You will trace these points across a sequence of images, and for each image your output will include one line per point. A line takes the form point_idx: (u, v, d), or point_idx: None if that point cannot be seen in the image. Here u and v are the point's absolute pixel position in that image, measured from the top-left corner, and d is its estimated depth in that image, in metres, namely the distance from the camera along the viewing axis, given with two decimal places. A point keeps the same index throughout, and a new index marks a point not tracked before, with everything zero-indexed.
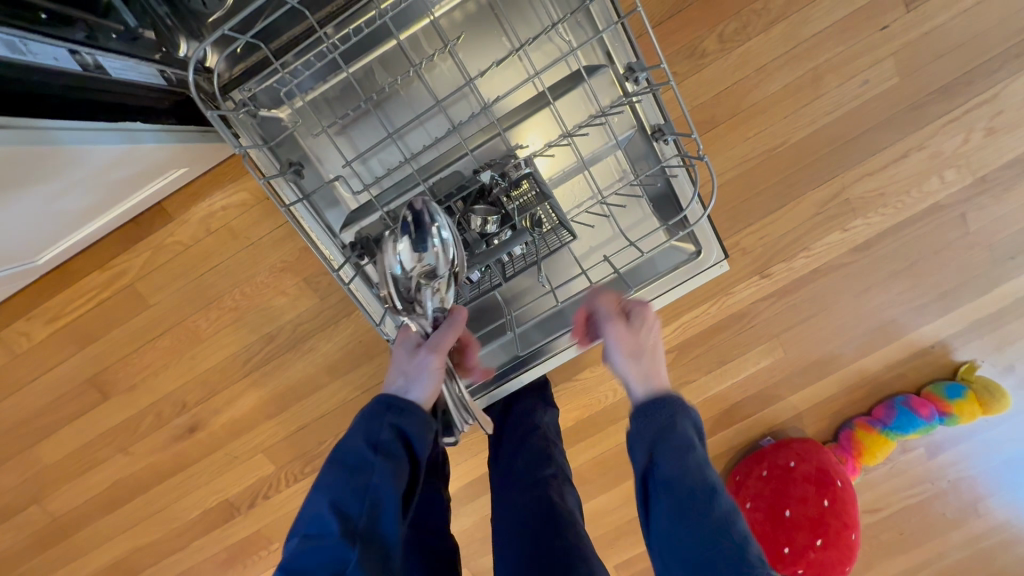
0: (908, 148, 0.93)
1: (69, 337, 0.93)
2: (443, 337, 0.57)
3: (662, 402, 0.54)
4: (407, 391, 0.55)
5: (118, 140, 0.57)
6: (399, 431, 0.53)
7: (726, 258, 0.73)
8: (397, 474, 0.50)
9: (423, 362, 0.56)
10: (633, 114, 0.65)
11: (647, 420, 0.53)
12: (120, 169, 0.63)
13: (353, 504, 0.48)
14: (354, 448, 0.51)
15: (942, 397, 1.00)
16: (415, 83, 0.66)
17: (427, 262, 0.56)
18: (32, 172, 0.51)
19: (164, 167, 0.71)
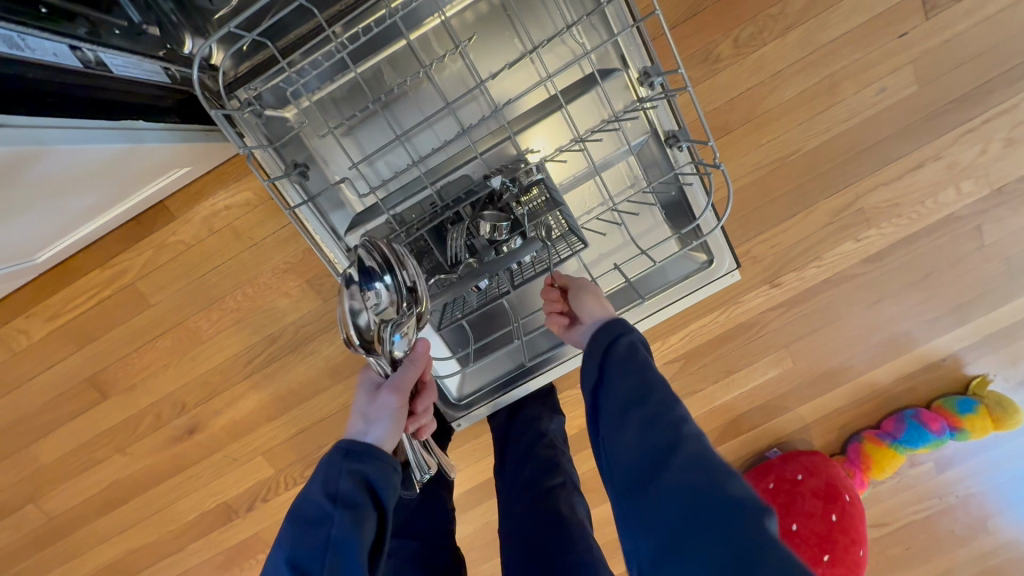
0: (925, 158, 0.91)
1: (69, 335, 0.92)
2: (406, 375, 0.56)
3: (605, 326, 0.56)
4: (365, 433, 0.54)
5: (121, 139, 0.55)
6: (358, 479, 0.50)
7: (738, 267, 0.72)
8: (358, 525, 0.48)
9: (385, 402, 0.55)
10: (648, 120, 0.64)
11: (593, 346, 0.56)
12: (117, 168, 0.61)
13: (313, 560, 0.46)
14: (312, 502, 0.49)
15: (953, 411, 0.99)
16: (425, 84, 0.65)
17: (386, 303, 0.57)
18: (27, 172, 0.49)
19: (164, 167, 0.69)
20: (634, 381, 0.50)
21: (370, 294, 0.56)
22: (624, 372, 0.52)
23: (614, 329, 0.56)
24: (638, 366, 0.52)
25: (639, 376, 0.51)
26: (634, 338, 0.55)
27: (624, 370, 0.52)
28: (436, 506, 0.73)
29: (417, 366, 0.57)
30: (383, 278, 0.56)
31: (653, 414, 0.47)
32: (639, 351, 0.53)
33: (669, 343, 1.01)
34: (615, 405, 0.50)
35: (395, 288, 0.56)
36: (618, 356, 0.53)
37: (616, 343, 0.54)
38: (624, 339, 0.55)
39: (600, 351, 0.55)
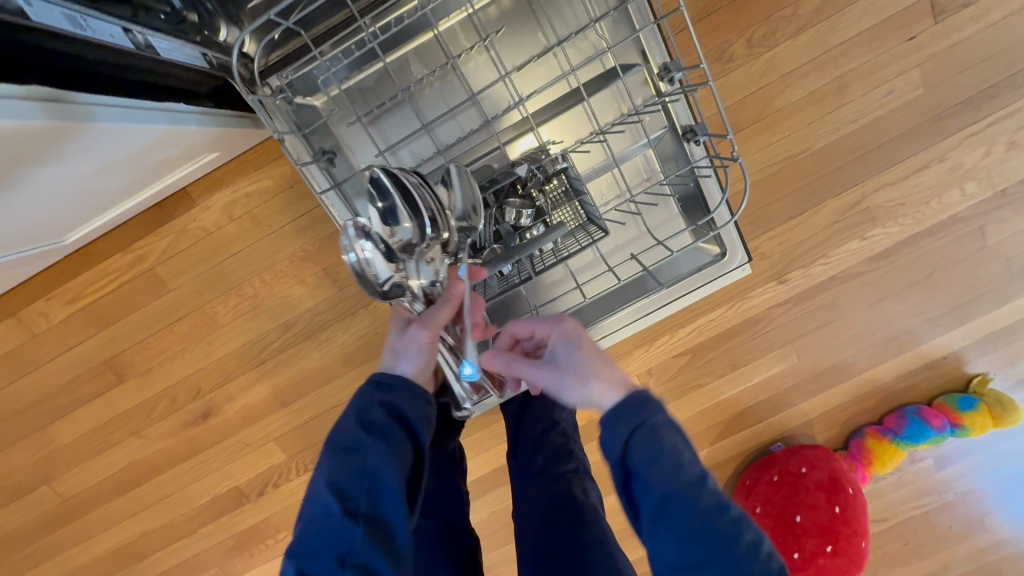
0: (930, 159, 0.93)
1: (88, 318, 0.93)
2: (436, 315, 0.56)
3: (634, 403, 0.49)
4: (396, 366, 0.56)
5: (162, 121, 0.58)
6: (389, 409, 0.53)
7: (749, 261, 0.74)
8: (391, 451, 0.51)
9: (414, 337, 0.56)
10: (666, 114, 0.66)
11: (617, 424, 0.49)
12: (157, 150, 0.64)
13: (351, 486, 0.49)
14: (347, 433, 0.52)
15: (953, 408, 1.00)
16: (450, 76, 0.66)
17: (400, 239, 0.57)
18: (80, 149, 0.53)
19: (194, 151, 0.71)
20: (670, 484, 0.47)
21: (390, 238, 0.57)
22: (659, 475, 0.47)
23: (635, 414, 0.49)
24: (669, 458, 0.48)
25: (675, 478, 0.47)
26: (658, 421, 0.49)
27: (657, 472, 0.47)
28: (454, 495, 0.72)
29: (450, 307, 0.56)
30: (403, 215, 0.56)
31: (697, 526, 0.46)
32: (666, 436, 0.48)
33: (677, 337, 1.03)
34: (653, 507, 0.47)
35: (418, 222, 0.56)
36: (645, 450, 0.48)
37: (640, 435, 0.48)
38: (649, 429, 0.48)
39: (627, 445, 0.48)
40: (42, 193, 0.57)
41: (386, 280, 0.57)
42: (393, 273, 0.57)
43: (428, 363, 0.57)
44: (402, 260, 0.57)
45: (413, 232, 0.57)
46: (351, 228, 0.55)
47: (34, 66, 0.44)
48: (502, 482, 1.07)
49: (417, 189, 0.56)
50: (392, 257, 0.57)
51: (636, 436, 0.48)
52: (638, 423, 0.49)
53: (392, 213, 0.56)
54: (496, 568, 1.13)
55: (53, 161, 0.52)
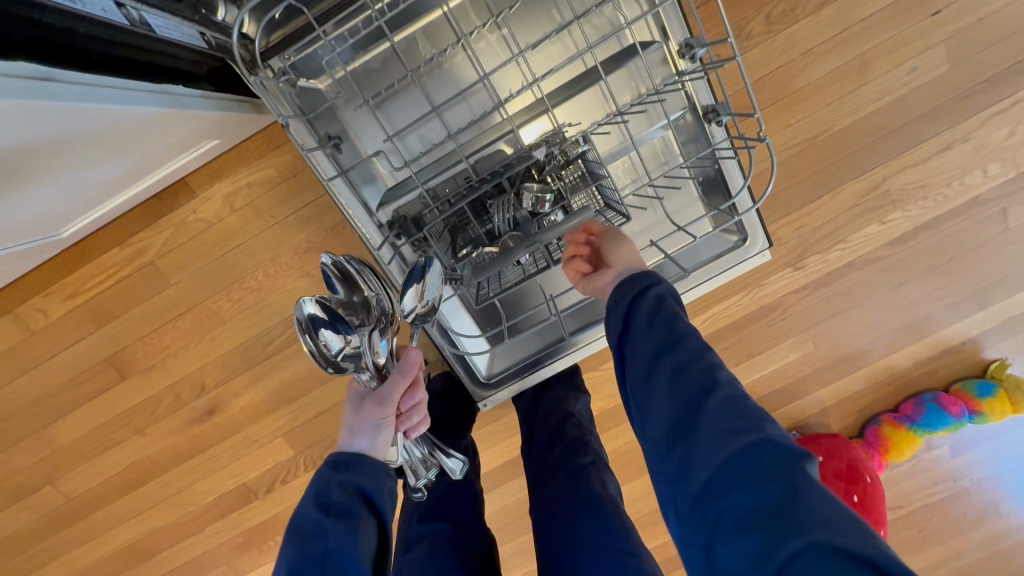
0: (953, 139, 0.90)
1: (88, 315, 0.90)
2: (392, 388, 0.53)
3: (639, 273, 0.57)
4: (352, 443, 0.53)
5: (162, 104, 0.55)
6: (349, 488, 0.50)
7: (769, 247, 0.71)
8: (355, 529, 0.48)
9: (368, 413, 0.53)
10: (686, 95, 0.63)
11: (623, 291, 0.57)
12: (156, 136, 0.62)
13: (312, 572, 0.46)
14: (305, 516, 0.49)
15: (971, 395, 0.98)
16: (460, 56, 0.63)
17: (349, 314, 0.56)
18: (76, 135, 0.50)
19: (193, 138, 0.68)
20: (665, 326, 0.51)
21: (340, 310, 0.56)
22: (655, 320, 0.52)
23: (637, 279, 0.56)
24: (670, 315, 0.52)
25: (667, 324, 0.51)
26: (665, 289, 0.55)
27: (652, 317, 0.53)
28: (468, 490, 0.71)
29: (406, 377, 0.53)
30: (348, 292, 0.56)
31: (679, 358, 0.48)
32: (668, 300, 0.54)
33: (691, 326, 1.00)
34: (645, 356, 0.50)
35: (365, 300, 0.57)
36: (647, 302, 0.54)
37: (644, 291, 0.55)
38: (654, 288, 0.55)
39: (629, 297, 0.55)
40: (31, 190, 0.55)
41: (338, 351, 0.56)
42: (345, 344, 0.56)
43: (387, 441, 0.54)
44: (353, 333, 0.56)
45: (361, 306, 0.57)
46: (306, 296, 0.54)
47: (27, 38, 0.41)
48: (513, 474, 1.05)
49: (362, 271, 0.56)
50: (342, 327, 0.56)
51: (638, 297, 0.55)
52: (638, 288, 0.56)
53: (338, 288, 0.56)
54: (508, 561, 1.12)
55: (51, 148, 0.49)
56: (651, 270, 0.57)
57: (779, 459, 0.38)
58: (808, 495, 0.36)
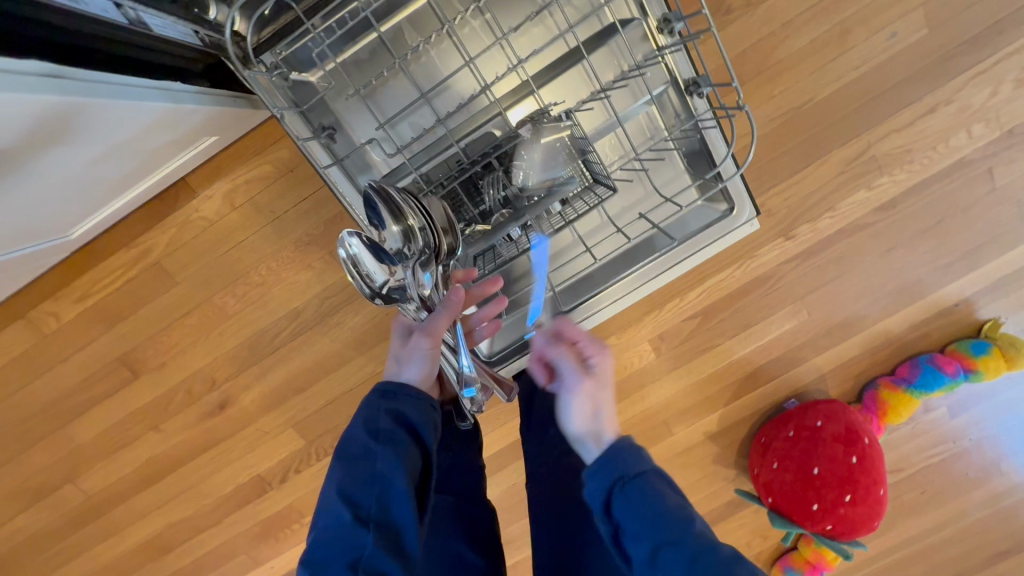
0: (937, 102, 0.92)
1: (98, 317, 0.93)
2: (436, 321, 0.53)
3: (614, 450, 0.50)
4: (399, 373, 0.55)
5: (160, 100, 0.57)
6: (396, 417, 0.51)
7: (756, 216, 0.73)
8: (402, 456, 0.48)
9: (416, 347, 0.54)
10: (666, 69, 0.64)
11: (597, 482, 0.49)
12: (157, 132, 0.64)
13: (359, 494, 0.46)
14: (355, 439, 0.49)
15: (967, 354, 0.99)
16: (446, 42, 0.65)
17: (393, 247, 0.56)
18: (81, 131, 0.52)
19: (191, 134, 0.70)
20: (661, 534, 0.46)
21: (381, 245, 0.56)
22: (643, 515, 0.47)
23: (613, 466, 0.49)
24: (658, 507, 0.47)
25: (660, 527, 0.46)
26: (645, 469, 0.49)
27: (637, 511, 0.47)
28: (469, 464, 0.69)
29: (451, 313, 0.53)
30: (388, 223, 0.54)
31: (689, 559, 0.45)
32: (650, 486, 0.48)
33: (687, 300, 1.03)
34: (646, 557, 0.47)
35: (406, 231, 0.54)
36: (633, 500, 0.47)
37: (624, 487, 0.48)
38: (629, 481, 0.48)
39: (607, 498, 0.49)
40: (42, 182, 0.57)
41: (382, 284, 0.58)
42: (389, 277, 0.58)
43: (432, 370, 0.55)
44: (398, 266, 0.57)
45: (403, 240, 0.55)
46: (347, 230, 0.56)
47: (30, 37, 0.43)
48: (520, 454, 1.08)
49: (403, 201, 0.54)
50: (384, 259, 0.57)
51: (615, 489, 0.48)
52: (615, 476, 0.49)
53: (379, 218, 0.55)
54: (519, 539, 1.15)
55: (55, 142, 0.51)
56: (625, 437, 0.51)
57: None
58: None
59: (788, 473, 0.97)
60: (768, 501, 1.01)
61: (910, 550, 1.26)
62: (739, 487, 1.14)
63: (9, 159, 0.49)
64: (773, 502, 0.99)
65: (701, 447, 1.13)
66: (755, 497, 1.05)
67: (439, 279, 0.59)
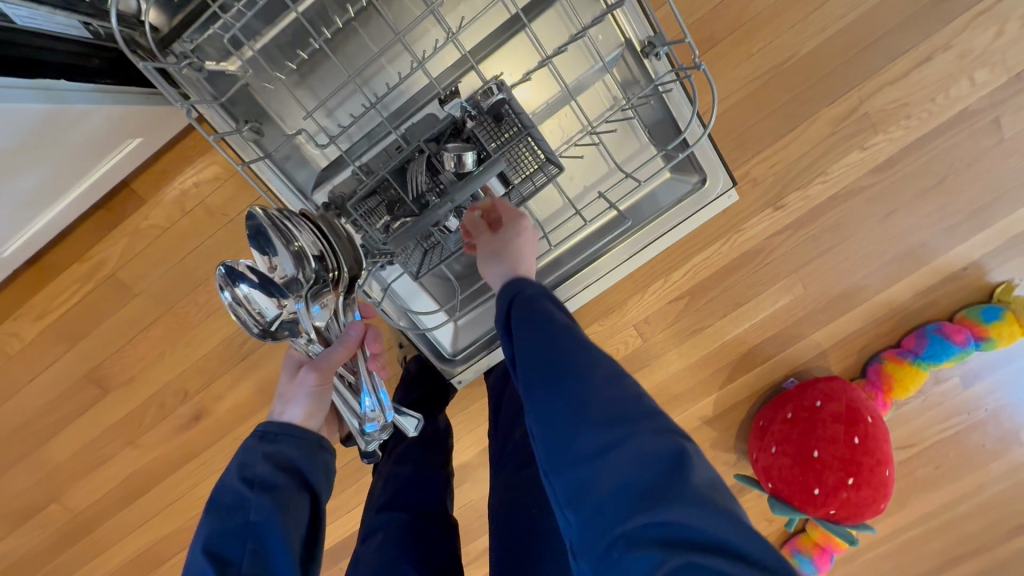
0: (933, 49, 0.84)
1: (60, 334, 0.91)
2: (332, 356, 0.55)
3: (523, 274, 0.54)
4: (284, 413, 0.56)
5: (41, 101, 0.55)
6: (275, 461, 0.52)
7: (734, 187, 0.67)
8: (278, 504, 0.50)
9: (304, 382, 0.55)
10: (618, 28, 0.57)
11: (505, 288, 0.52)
12: (56, 140, 0.61)
13: (232, 547, 0.48)
14: (229, 489, 0.50)
15: (977, 321, 0.92)
16: (375, 18, 0.59)
17: (284, 276, 0.53)
18: None
19: (102, 138, 0.66)
20: (548, 340, 0.46)
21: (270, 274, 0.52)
22: (531, 315, 0.48)
23: (517, 282, 0.52)
24: (549, 321, 0.48)
25: (541, 331, 0.47)
26: (544, 296, 0.51)
27: (528, 312, 0.49)
28: (432, 474, 0.68)
29: (344, 349, 0.55)
30: (278, 250, 0.51)
31: (567, 349, 0.45)
32: (542, 299, 0.50)
33: (672, 281, 0.97)
34: (525, 354, 0.46)
35: (296, 256, 0.52)
36: (527, 314, 0.48)
37: (520, 304, 0.50)
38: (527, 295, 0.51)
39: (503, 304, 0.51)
40: None
41: (274, 319, 0.55)
42: (280, 311, 0.55)
43: (319, 408, 0.56)
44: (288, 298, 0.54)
45: (296, 270, 0.52)
46: (225, 263, 0.52)
47: None
48: None
49: (301, 227, 0.52)
50: (275, 293, 0.54)
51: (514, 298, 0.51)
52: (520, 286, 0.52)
53: (268, 247, 0.52)
54: None
55: None
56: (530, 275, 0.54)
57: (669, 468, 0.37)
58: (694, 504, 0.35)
59: (786, 456, 0.92)
60: (768, 487, 0.96)
61: (926, 527, 1.20)
62: (740, 472, 1.09)
63: None
64: (774, 487, 0.94)
65: (698, 433, 1.08)
66: (756, 482, 1.00)
67: (336, 310, 0.57)
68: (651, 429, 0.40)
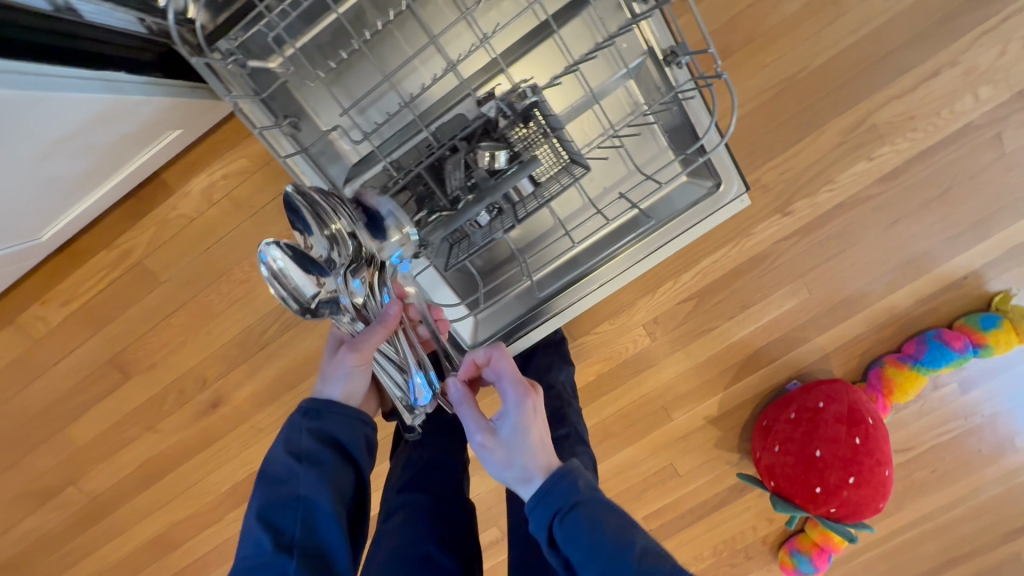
0: (939, 65, 0.87)
1: (86, 319, 0.93)
2: (370, 336, 0.55)
3: (554, 483, 0.48)
4: (325, 391, 0.58)
5: (102, 90, 0.57)
6: (319, 436, 0.56)
7: (747, 192, 0.70)
8: (324, 476, 0.53)
9: (343, 361, 0.57)
10: (642, 37, 0.60)
11: (542, 505, 0.48)
12: (108, 131, 0.64)
13: (284, 517, 0.52)
14: (278, 462, 0.54)
15: (976, 328, 0.94)
16: (410, 22, 0.62)
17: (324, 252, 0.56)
18: (24, 124, 0.53)
19: (149, 128, 0.69)
20: (603, 565, 0.45)
21: (307, 249, 0.55)
22: (584, 544, 0.46)
23: (557, 496, 0.48)
24: (600, 536, 0.46)
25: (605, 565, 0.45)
26: (582, 497, 0.48)
27: (579, 537, 0.46)
28: (450, 459, 0.70)
29: (383, 329, 0.55)
30: (319, 228, 0.55)
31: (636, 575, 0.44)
32: (591, 513, 0.47)
33: (682, 282, 1.00)
34: None
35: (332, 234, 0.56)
36: (573, 532, 0.46)
37: (561, 520, 0.47)
38: (570, 513, 0.47)
39: (547, 527, 0.48)
40: None
41: (313, 297, 0.55)
42: (320, 289, 0.56)
43: (358, 385, 0.58)
44: (329, 276, 0.56)
45: (334, 244, 0.56)
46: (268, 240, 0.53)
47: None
48: None
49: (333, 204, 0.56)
50: (313, 271, 0.55)
51: (559, 517, 0.47)
52: (561, 497, 0.48)
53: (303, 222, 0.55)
54: None
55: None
56: (560, 483, 0.48)
57: None
58: None
59: (789, 455, 0.94)
60: (770, 485, 0.98)
61: (922, 530, 1.23)
62: (743, 471, 1.12)
63: None
64: (776, 486, 0.97)
65: (703, 432, 1.10)
66: (758, 481, 1.02)
67: (376, 287, 0.59)
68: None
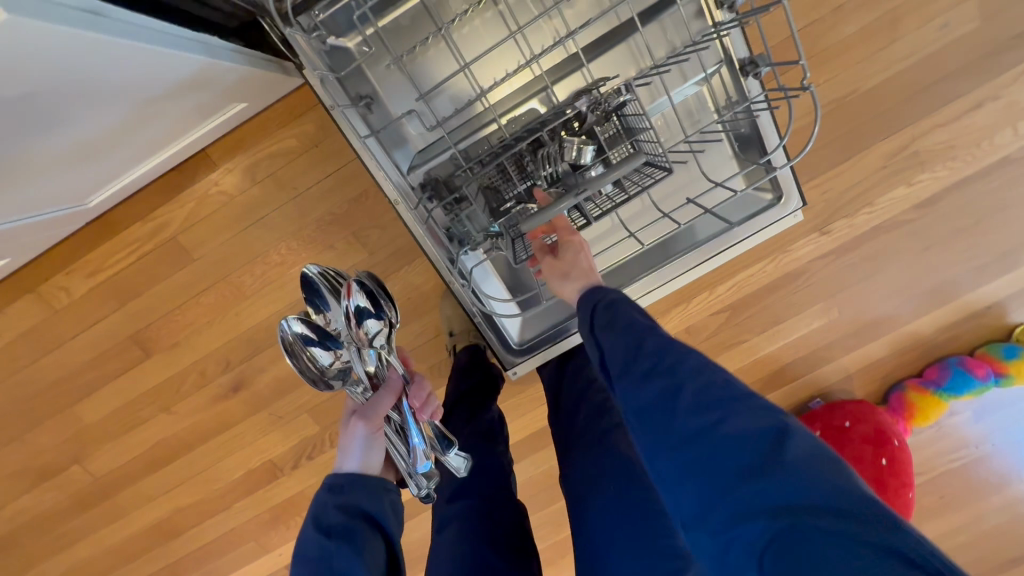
0: (983, 98, 0.89)
1: (111, 292, 0.90)
2: (378, 404, 0.53)
3: (596, 290, 0.54)
4: (342, 464, 0.52)
5: (202, 53, 0.57)
6: (349, 509, 0.50)
7: (802, 208, 0.70)
8: (359, 551, 0.48)
9: (353, 431, 0.52)
10: (722, 48, 0.61)
11: (588, 300, 0.53)
12: (186, 97, 0.63)
13: None
14: (309, 542, 0.48)
15: (998, 358, 0.96)
16: (491, 12, 0.61)
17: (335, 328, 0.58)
18: (132, 80, 0.53)
19: (218, 100, 0.69)
20: (631, 335, 0.47)
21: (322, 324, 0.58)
22: (614, 322, 0.49)
23: (597, 293, 0.53)
24: (632, 319, 0.48)
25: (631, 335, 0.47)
26: (619, 298, 0.52)
27: (613, 320, 0.49)
28: (492, 460, 0.69)
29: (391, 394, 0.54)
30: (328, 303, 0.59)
31: (658, 348, 0.45)
32: (624, 305, 0.51)
33: (716, 294, 1.00)
34: (619, 360, 0.46)
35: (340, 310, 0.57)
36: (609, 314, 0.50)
37: (601, 307, 0.52)
38: (607, 304, 0.51)
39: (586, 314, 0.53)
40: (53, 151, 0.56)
41: (328, 366, 0.57)
42: (334, 359, 0.57)
43: (373, 455, 0.53)
44: (341, 347, 0.57)
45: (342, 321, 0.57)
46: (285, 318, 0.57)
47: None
48: (538, 448, 1.04)
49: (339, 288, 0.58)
50: (329, 342, 0.57)
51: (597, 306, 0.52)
52: (602, 296, 0.53)
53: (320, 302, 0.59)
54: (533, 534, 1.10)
55: (109, 89, 0.51)
56: (601, 288, 0.54)
57: (773, 443, 0.37)
58: (807, 471, 0.35)
59: None
60: None
61: None
62: None
63: (55, 107, 0.49)
64: None
65: None
66: None
67: (383, 356, 0.58)
68: (815, 445, 0.37)
